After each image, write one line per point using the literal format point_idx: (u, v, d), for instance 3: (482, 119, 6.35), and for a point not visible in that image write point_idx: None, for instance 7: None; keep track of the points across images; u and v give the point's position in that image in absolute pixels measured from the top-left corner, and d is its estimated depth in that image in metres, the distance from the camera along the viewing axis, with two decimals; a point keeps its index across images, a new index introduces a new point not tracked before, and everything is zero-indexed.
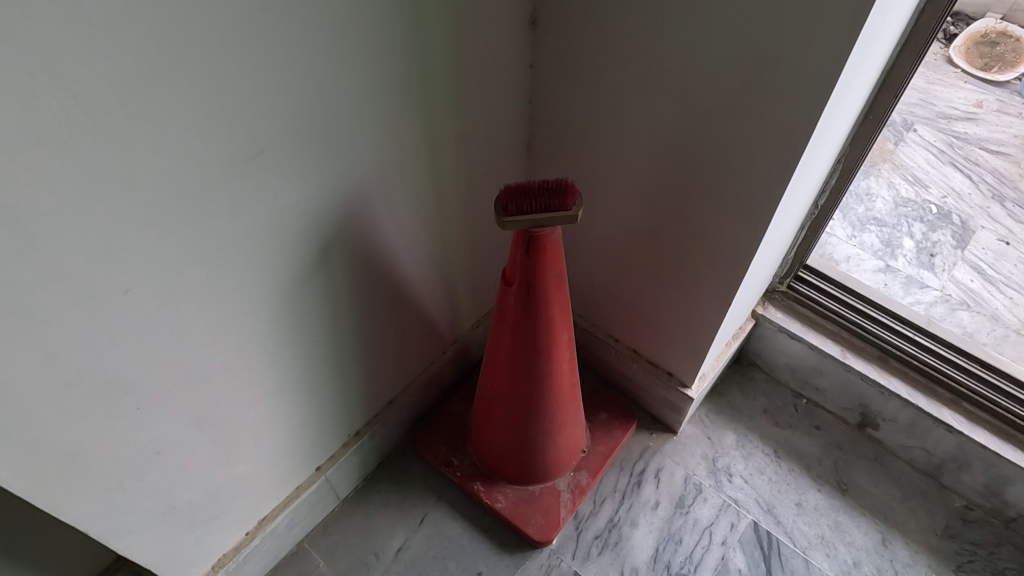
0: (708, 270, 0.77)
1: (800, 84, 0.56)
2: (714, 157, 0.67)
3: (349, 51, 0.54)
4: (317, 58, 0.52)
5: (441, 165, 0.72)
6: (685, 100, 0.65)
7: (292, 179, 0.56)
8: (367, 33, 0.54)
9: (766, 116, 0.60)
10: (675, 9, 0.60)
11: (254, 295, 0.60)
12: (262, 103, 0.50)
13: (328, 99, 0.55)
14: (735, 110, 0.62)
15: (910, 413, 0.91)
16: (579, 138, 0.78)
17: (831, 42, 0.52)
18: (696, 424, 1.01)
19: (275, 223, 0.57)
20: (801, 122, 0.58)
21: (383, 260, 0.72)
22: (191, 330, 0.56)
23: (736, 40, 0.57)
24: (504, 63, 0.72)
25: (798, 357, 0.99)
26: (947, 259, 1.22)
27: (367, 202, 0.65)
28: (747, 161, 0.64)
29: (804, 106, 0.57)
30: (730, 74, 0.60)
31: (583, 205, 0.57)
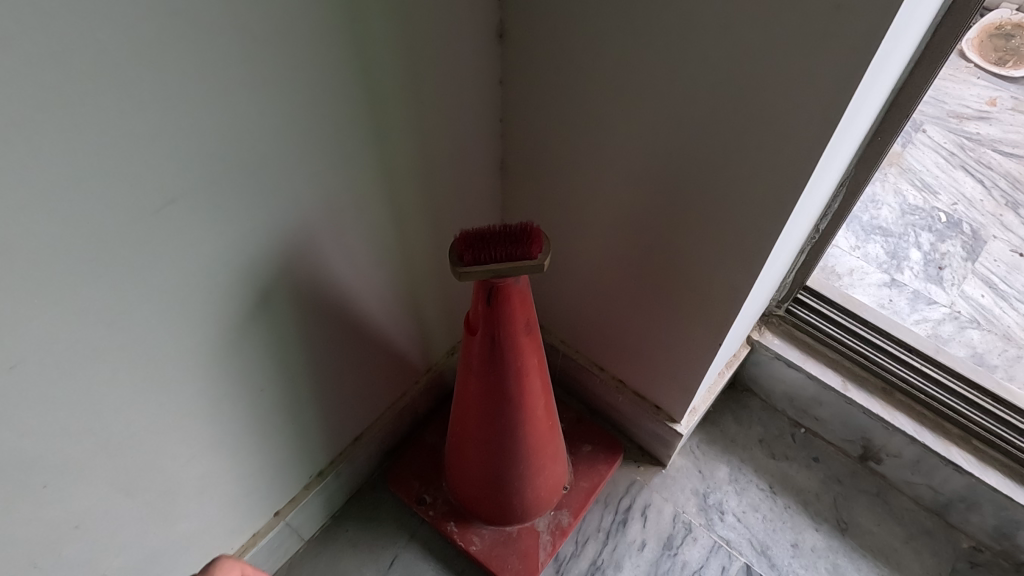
0: (698, 306, 0.70)
1: (803, 112, 0.49)
2: (704, 184, 0.60)
3: (278, 78, 0.46)
4: (238, 89, 0.44)
5: (400, 193, 0.65)
6: (672, 124, 0.58)
7: (217, 225, 0.49)
8: (301, 56, 0.47)
9: (763, 144, 0.53)
10: (660, 22, 0.52)
11: (181, 351, 0.53)
12: (171, 146, 0.43)
13: (257, 133, 0.47)
14: (729, 136, 0.55)
15: (915, 450, 0.85)
16: (557, 158, 0.71)
17: (839, 66, 0.45)
18: (686, 455, 0.95)
19: (200, 274, 0.50)
20: (804, 152, 0.51)
21: (338, 298, 0.66)
22: (104, 396, 0.49)
23: (729, 60, 0.50)
24: (469, 78, 0.64)
25: (796, 386, 0.92)
26: (957, 272, 1.15)
27: (315, 240, 0.58)
28: (740, 194, 0.58)
29: (807, 135, 0.50)
30: (723, 97, 0.53)
31: (550, 252, 0.50)
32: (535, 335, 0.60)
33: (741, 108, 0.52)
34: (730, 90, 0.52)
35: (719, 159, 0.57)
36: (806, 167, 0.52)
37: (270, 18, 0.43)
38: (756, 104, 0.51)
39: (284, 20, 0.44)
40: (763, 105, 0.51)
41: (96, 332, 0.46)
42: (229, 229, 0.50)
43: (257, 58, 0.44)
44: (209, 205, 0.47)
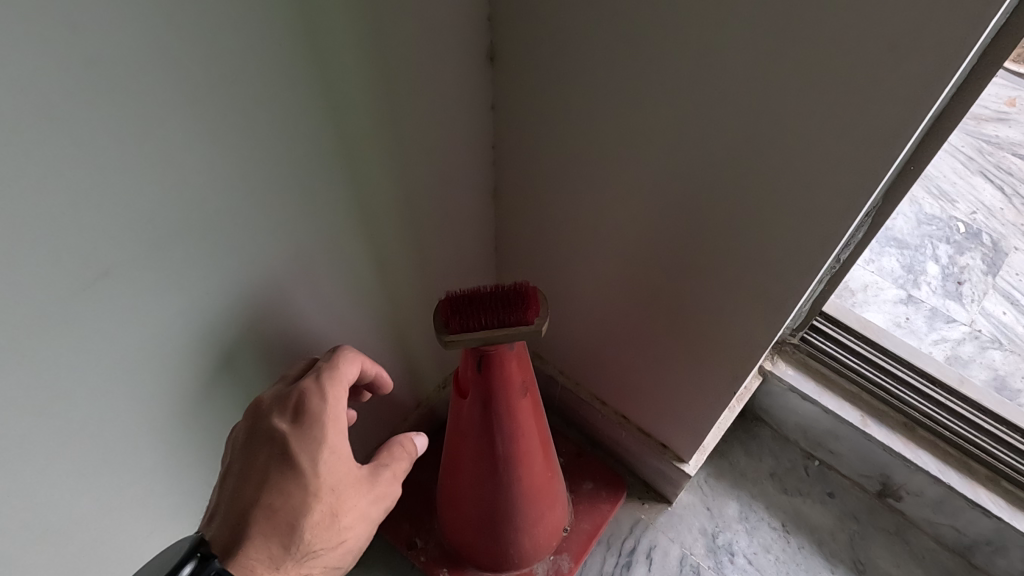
0: (707, 354, 0.64)
1: (833, 176, 0.41)
2: (714, 238, 0.53)
3: (223, 132, 0.39)
4: (174, 148, 0.37)
5: (380, 233, 0.58)
6: (679, 165, 0.50)
7: (161, 295, 0.42)
8: (249, 104, 0.40)
9: (783, 203, 0.45)
10: (664, 63, 0.45)
11: (131, 430, 0.47)
12: (100, 217, 0.36)
13: (201, 193, 0.40)
14: (744, 192, 0.47)
15: (939, 490, 0.79)
16: (550, 188, 0.64)
17: (878, 128, 0.37)
18: (694, 491, 0.89)
19: (148, 347, 0.44)
20: (832, 221, 0.43)
21: (313, 349, 0.59)
22: (43, 490, 0.43)
23: (744, 112, 0.43)
24: (455, 105, 0.57)
25: (811, 419, 0.87)
26: (977, 287, 1.09)
27: (281, 293, 0.52)
28: (757, 245, 0.50)
29: (835, 201, 0.42)
30: (739, 150, 0.45)
31: (549, 313, 0.44)
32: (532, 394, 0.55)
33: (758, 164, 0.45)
34: (744, 143, 0.44)
35: (733, 215, 0.50)
36: (832, 235, 0.44)
37: (207, 67, 0.36)
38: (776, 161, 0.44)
39: (223, 66, 0.37)
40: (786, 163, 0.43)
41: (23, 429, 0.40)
42: (178, 296, 0.43)
43: (194, 111, 0.37)
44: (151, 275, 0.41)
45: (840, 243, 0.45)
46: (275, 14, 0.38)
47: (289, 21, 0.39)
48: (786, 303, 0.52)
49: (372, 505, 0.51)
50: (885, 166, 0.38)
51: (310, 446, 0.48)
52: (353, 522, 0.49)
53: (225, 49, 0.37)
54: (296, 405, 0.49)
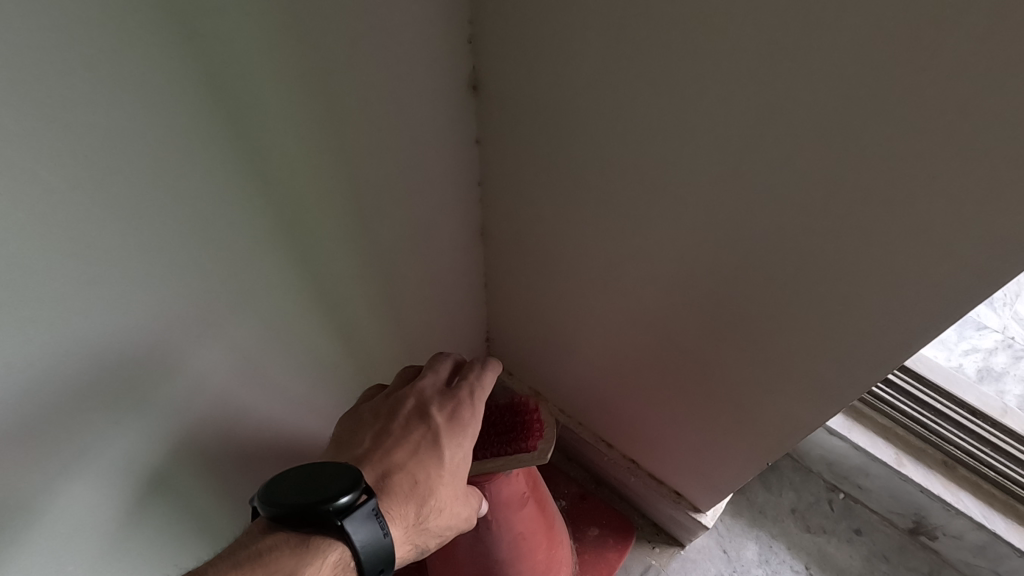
0: (734, 425, 0.54)
1: (929, 275, 0.31)
2: (753, 313, 0.43)
3: (112, 243, 0.28)
4: (40, 277, 0.26)
5: (346, 299, 0.48)
6: (712, 227, 0.39)
7: (62, 453, 0.32)
8: (148, 201, 0.29)
9: (852, 292, 0.35)
10: (704, 117, 0.34)
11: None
12: None
13: (96, 323, 0.30)
14: (802, 274, 0.37)
15: (981, 536, 0.71)
16: (547, 229, 0.53)
17: (1004, 235, 0.27)
18: (709, 533, 0.82)
19: (40, 511, 0.32)
20: (918, 320, 0.33)
21: (269, 438, 0.49)
22: None
23: (816, 185, 0.32)
24: (432, 140, 0.46)
25: (838, 453, 0.79)
26: (1010, 288, 1.00)
27: (222, 394, 0.41)
28: (811, 325, 0.39)
29: (925, 305, 0.32)
30: (801, 226, 0.35)
31: (552, 441, 0.45)
32: (524, 508, 0.54)
33: (826, 247, 0.34)
34: (807, 219, 0.34)
35: (780, 297, 0.39)
36: (918, 336, 0.34)
37: (69, 169, 0.25)
38: (850, 248, 0.33)
39: (98, 163, 0.26)
40: (861, 251, 0.33)
41: None
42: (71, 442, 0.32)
43: (62, 229, 0.26)
44: (44, 437, 0.30)
45: (924, 347, 0.35)
46: (167, 85, 0.27)
47: (193, 90, 0.28)
48: (843, 394, 0.42)
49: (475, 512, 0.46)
50: (1007, 277, 0.28)
51: (456, 441, 0.44)
52: (449, 531, 0.44)
53: (94, 142, 0.25)
54: (456, 392, 0.45)
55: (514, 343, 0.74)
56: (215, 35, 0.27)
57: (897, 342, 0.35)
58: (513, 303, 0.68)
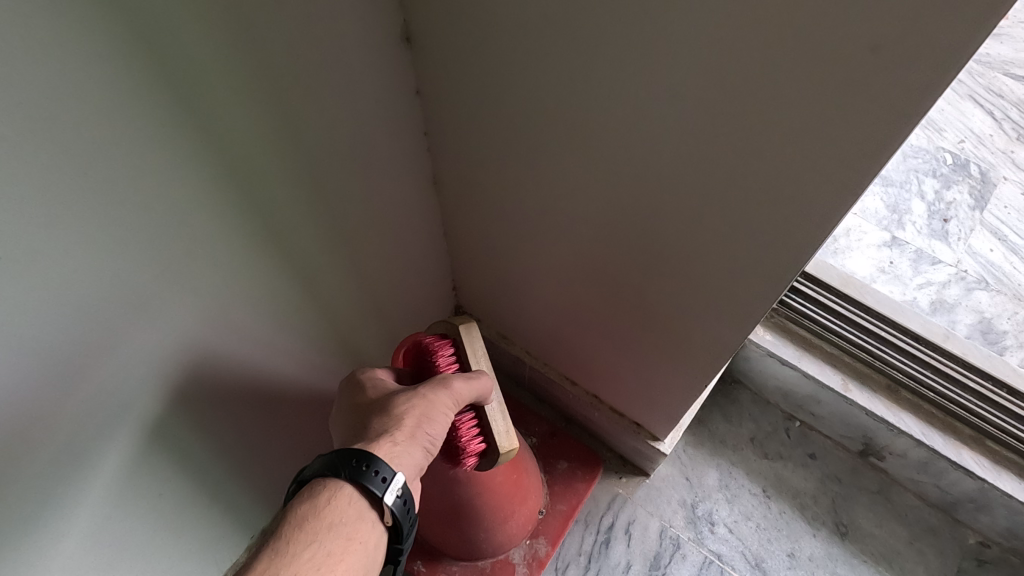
0: (677, 353, 0.59)
1: (808, 191, 0.34)
2: (675, 241, 0.46)
3: (60, 190, 0.32)
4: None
5: (303, 248, 0.52)
6: (629, 161, 0.43)
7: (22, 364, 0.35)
8: (88, 149, 0.32)
9: (748, 216, 0.39)
10: (608, 57, 0.37)
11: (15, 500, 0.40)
12: None
13: (50, 257, 0.34)
14: (709, 201, 0.40)
15: (922, 452, 0.77)
16: (493, 176, 0.57)
17: (857, 147, 0.30)
18: (672, 462, 0.87)
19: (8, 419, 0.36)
20: (802, 234, 0.37)
21: (242, 380, 0.53)
22: None
23: (701, 112, 0.35)
24: (373, 91, 0.49)
25: (791, 383, 0.84)
26: (964, 224, 1.04)
27: (186, 334, 0.45)
28: (721, 248, 0.43)
29: (804, 219, 0.36)
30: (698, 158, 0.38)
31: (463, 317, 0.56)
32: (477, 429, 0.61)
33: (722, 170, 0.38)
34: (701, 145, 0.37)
35: (689, 222, 0.43)
36: (803, 252, 0.38)
37: (11, 120, 0.28)
38: (741, 169, 0.37)
39: (42, 115, 0.29)
40: (752, 175, 0.36)
41: None
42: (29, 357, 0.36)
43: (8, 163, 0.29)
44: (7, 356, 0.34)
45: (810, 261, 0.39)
46: (102, 41, 0.30)
47: (123, 50, 0.31)
48: (756, 313, 0.46)
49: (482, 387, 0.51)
50: (863, 187, 0.32)
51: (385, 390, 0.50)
52: (436, 416, 0.47)
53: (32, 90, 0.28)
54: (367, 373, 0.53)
55: (478, 290, 0.78)
56: (139, 1, 0.30)
57: (790, 258, 0.39)
58: (473, 252, 0.71)
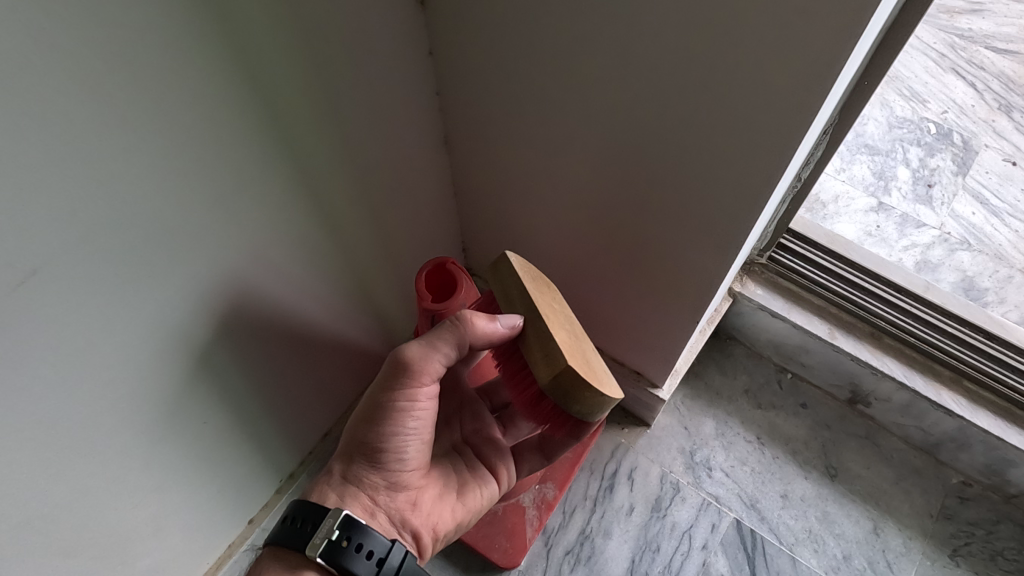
0: (673, 290, 0.65)
1: (787, 105, 0.41)
2: (673, 170, 0.52)
3: (143, 119, 0.38)
4: (84, 129, 0.35)
5: (331, 197, 0.57)
6: (628, 98, 0.48)
7: (111, 275, 0.41)
8: (168, 84, 0.38)
9: (737, 136, 0.45)
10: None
11: (102, 408, 0.46)
12: (30, 198, 0.34)
13: (136, 181, 0.39)
14: (704, 128, 0.46)
15: (905, 395, 0.83)
16: (499, 132, 0.62)
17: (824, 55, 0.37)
18: (671, 413, 0.93)
19: (99, 326, 0.42)
20: (780, 145, 0.44)
21: (281, 319, 0.59)
22: (21, 479, 0.43)
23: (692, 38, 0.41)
24: (393, 50, 0.54)
25: (782, 335, 0.89)
26: (947, 189, 1.09)
27: (237, 271, 0.51)
28: (711, 175, 0.49)
29: (783, 128, 0.42)
30: (697, 81, 0.43)
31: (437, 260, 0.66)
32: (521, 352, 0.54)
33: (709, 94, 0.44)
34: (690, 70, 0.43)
35: (684, 149, 0.49)
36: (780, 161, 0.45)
37: (110, 49, 0.34)
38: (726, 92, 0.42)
39: (136, 49, 0.35)
40: (741, 93, 0.42)
41: None
42: (116, 271, 0.41)
43: (111, 89, 0.35)
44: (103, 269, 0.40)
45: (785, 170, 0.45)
46: None
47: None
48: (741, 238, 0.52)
49: (421, 360, 0.53)
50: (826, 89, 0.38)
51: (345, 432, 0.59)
52: (372, 438, 0.54)
53: (132, 26, 0.34)
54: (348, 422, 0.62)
55: (485, 250, 0.84)
56: None
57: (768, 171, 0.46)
58: (481, 212, 0.77)
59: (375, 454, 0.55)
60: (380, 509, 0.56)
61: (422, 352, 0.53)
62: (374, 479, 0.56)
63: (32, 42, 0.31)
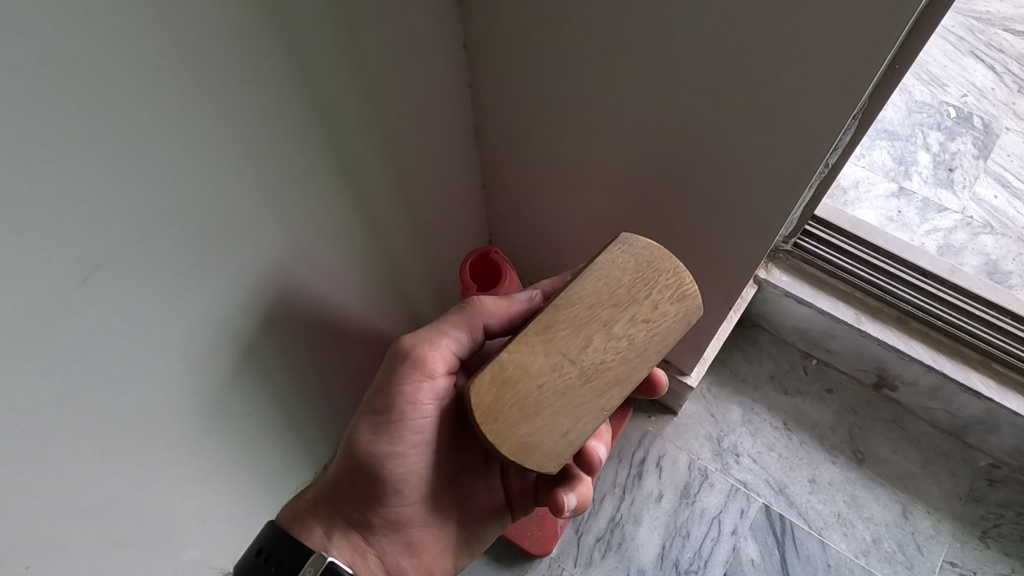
0: (705, 276, 0.65)
1: (829, 86, 0.41)
2: (708, 156, 0.52)
3: (199, 112, 0.39)
4: (147, 125, 0.36)
5: (368, 190, 0.58)
6: (666, 85, 0.49)
7: (169, 268, 0.42)
8: (221, 78, 0.39)
9: (775, 121, 0.46)
10: None
11: (160, 400, 0.47)
12: (98, 194, 0.35)
13: (193, 175, 0.40)
14: (741, 114, 0.47)
15: (932, 378, 0.83)
16: (529, 123, 0.63)
17: (868, 37, 0.37)
18: (698, 401, 0.94)
19: (157, 319, 0.43)
20: (819, 128, 0.44)
21: (321, 312, 0.60)
22: (88, 471, 0.44)
23: (732, 24, 0.41)
24: (424, 42, 0.55)
25: (807, 321, 0.89)
26: (968, 172, 1.08)
27: (280, 264, 0.52)
28: (749, 159, 0.50)
29: (823, 110, 0.43)
30: (735, 65, 0.44)
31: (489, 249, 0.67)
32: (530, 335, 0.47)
33: (748, 79, 0.44)
34: (730, 55, 0.43)
35: (721, 135, 0.50)
36: (819, 145, 0.45)
37: (170, 45, 0.35)
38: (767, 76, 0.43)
39: (193, 44, 0.36)
40: (782, 77, 0.42)
41: (46, 420, 0.39)
42: (173, 265, 0.42)
43: (170, 83, 0.36)
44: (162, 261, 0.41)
45: (823, 153, 0.46)
46: None
47: None
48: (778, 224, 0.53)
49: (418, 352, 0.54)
50: (870, 71, 0.39)
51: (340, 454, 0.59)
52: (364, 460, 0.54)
53: (189, 21, 0.35)
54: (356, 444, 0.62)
55: (513, 240, 0.84)
56: None
57: (807, 153, 0.46)
58: (509, 203, 0.77)
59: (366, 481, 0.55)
60: (370, 549, 0.56)
61: (426, 342, 0.55)
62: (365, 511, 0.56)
63: (101, 39, 0.32)
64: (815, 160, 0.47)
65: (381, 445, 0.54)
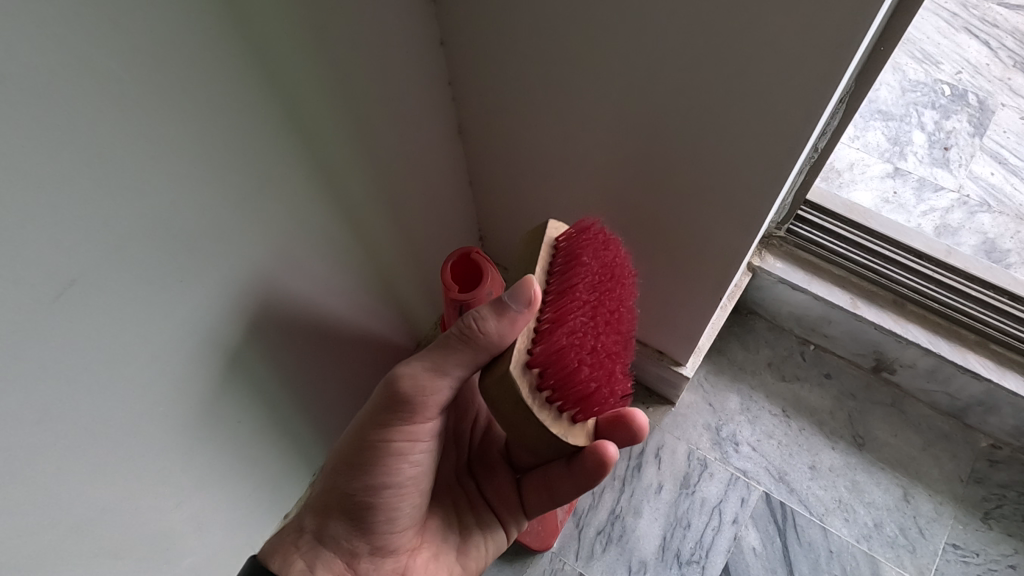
0: (695, 268, 0.65)
1: (807, 70, 0.41)
2: (691, 146, 0.52)
3: (170, 121, 0.38)
4: (117, 134, 0.36)
5: (348, 191, 0.57)
6: (645, 74, 0.48)
7: (149, 277, 0.42)
8: (190, 86, 0.38)
9: (755, 108, 0.45)
10: None
11: (148, 409, 0.47)
12: (68, 207, 0.35)
13: (167, 184, 0.40)
14: (721, 102, 0.46)
15: (930, 360, 0.82)
16: (512, 118, 0.62)
17: (842, 19, 0.37)
18: (696, 391, 0.93)
19: (140, 328, 0.43)
20: (799, 113, 0.44)
21: (309, 316, 0.60)
22: (78, 484, 0.44)
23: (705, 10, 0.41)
24: (398, 39, 0.54)
25: (803, 307, 0.89)
26: (964, 151, 1.07)
27: (263, 271, 0.51)
28: (730, 147, 0.49)
29: (802, 95, 0.42)
30: (713, 52, 0.43)
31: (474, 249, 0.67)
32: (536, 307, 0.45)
33: (726, 65, 0.43)
34: (705, 42, 0.43)
35: (703, 124, 0.49)
36: (800, 130, 0.45)
37: (137, 54, 0.35)
38: (747, 61, 0.42)
39: (159, 51, 0.36)
40: (759, 63, 0.42)
41: (31, 433, 0.39)
42: (152, 274, 0.42)
43: (138, 92, 0.36)
44: (141, 270, 0.41)
45: (805, 138, 0.45)
46: None
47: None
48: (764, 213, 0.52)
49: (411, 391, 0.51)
50: (846, 54, 0.38)
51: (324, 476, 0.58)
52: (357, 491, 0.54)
53: (154, 29, 0.35)
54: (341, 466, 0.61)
55: (503, 235, 0.84)
56: None
57: (790, 139, 0.46)
58: (497, 198, 0.77)
59: (355, 509, 0.55)
60: None
61: (419, 380, 0.51)
62: (352, 540, 0.56)
63: (63, 50, 0.31)
64: (798, 146, 0.46)
65: (370, 477, 0.54)
